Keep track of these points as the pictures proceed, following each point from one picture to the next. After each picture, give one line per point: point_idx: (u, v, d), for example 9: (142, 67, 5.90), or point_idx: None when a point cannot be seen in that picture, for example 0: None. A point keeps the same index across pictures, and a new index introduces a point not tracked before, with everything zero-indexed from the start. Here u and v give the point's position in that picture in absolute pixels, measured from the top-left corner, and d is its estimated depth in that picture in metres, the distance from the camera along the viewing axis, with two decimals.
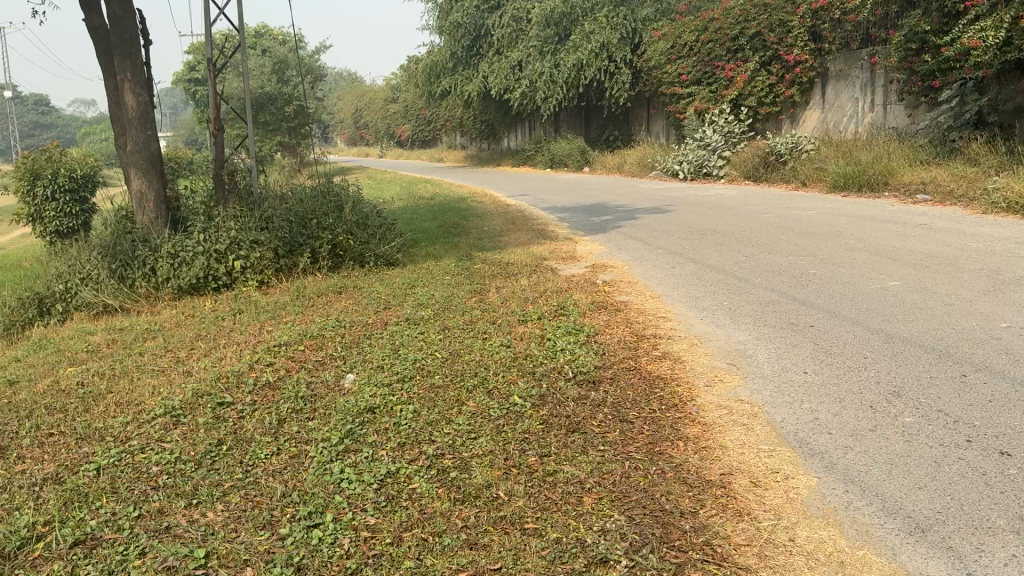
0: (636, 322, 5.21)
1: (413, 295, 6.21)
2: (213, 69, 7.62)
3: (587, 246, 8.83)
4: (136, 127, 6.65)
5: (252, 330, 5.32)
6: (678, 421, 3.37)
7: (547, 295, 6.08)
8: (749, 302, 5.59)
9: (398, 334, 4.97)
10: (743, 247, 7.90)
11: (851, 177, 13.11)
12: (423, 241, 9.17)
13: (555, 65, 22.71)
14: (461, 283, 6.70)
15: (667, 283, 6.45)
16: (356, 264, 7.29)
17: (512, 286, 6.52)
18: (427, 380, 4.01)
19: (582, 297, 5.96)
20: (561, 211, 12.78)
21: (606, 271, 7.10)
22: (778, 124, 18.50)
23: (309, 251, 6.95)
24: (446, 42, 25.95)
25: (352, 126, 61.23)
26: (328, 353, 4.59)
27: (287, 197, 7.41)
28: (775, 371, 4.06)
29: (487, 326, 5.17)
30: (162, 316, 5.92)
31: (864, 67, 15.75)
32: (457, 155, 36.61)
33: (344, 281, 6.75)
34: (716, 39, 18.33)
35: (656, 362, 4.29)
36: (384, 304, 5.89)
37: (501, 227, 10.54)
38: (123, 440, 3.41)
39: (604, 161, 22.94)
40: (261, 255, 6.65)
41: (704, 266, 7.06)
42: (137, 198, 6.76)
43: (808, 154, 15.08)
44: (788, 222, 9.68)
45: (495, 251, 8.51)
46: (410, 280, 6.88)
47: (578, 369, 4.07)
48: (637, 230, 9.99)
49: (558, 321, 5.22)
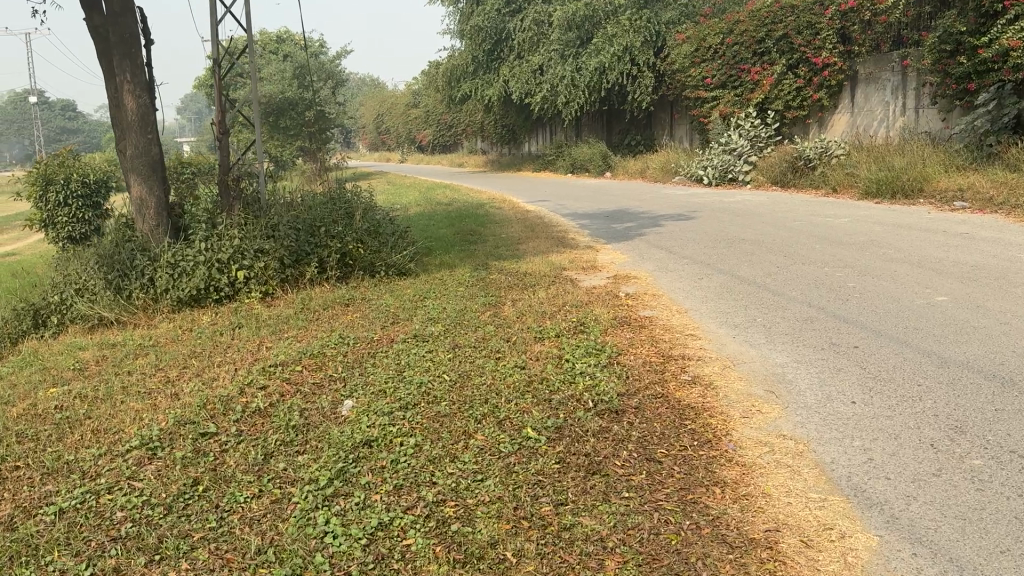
0: (663, 340, 4.81)
1: (423, 309, 5.84)
2: (220, 70, 7.31)
3: (609, 255, 8.42)
4: (136, 130, 6.36)
5: (251, 346, 4.98)
6: (713, 462, 2.97)
7: (566, 309, 5.68)
8: (785, 319, 5.17)
9: (404, 353, 4.59)
10: (775, 257, 7.46)
11: (885, 183, 12.58)
12: (437, 250, 8.81)
13: (577, 69, 22.34)
14: (474, 296, 6.34)
15: (695, 297, 6.03)
16: (366, 274, 6.96)
17: (528, 298, 6.13)
18: (432, 407, 3.64)
19: (604, 311, 5.55)
20: (582, 218, 12.38)
21: (629, 283, 6.69)
22: (805, 128, 17.97)
23: (316, 260, 6.62)
24: (467, 46, 25.63)
25: (373, 131, 61.13)
26: (327, 374, 4.22)
27: (295, 203, 7.08)
28: (819, 401, 3.66)
29: (500, 343, 4.78)
30: (159, 330, 5.60)
31: (896, 70, 15.22)
32: (478, 160, 36.28)
33: (352, 292, 6.41)
34: (741, 42, 17.87)
35: (685, 387, 3.90)
36: (391, 318, 5.53)
37: (519, 235, 10.15)
38: (91, 478, 3.05)
39: (626, 166, 22.48)
40: (266, 265, 6.33)
41: (734, 278, 6.64)
42: (138, 205, 6.45)
43: (839, 159, 14.57)
44: (820, 230, 9.21)
45: (513, 260, 8.13)
46: (422, 292, 6.53)
47: (599, 395, 3.67)
48: (662, 238, 9.56)
49: (577, 339, 4.82)
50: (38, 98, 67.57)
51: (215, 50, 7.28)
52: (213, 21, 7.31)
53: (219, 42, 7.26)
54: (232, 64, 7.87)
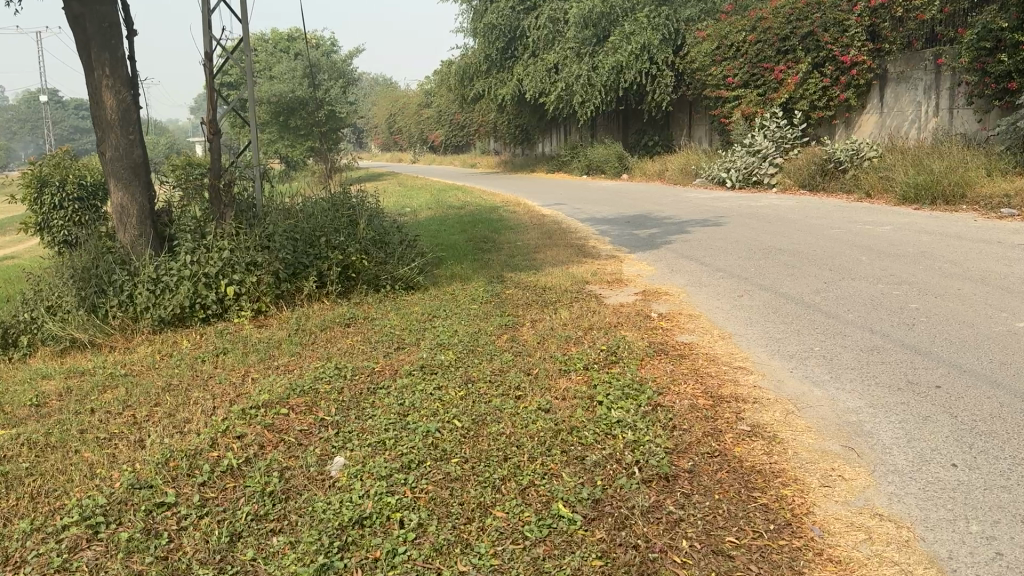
0: (712, 374, 4.16)
1: (431, 331, 5.22)
2: (212, 64, 6.70)
3: (635, 267, 7.76)
4: (118, 129, 5.76)
5: (235, 377, 4.36)
6: (800, 559, 2.34)
7: (593, 333, 5.02)
8: (846, 350, 4.53)
9: (408, 389, 3.95)
10: (820, 271, 6.80)
11: (923, 188, 11.86)
12: (449, 260, 8.18)
13: (593, 67, 21.67)
14: (488, 314, 5.73)
15: (738, 318, 5.38)
16: (370, 289, 6.37)
17: (549, 319, 5.49)
18: (442, 465, 3.01)
19: (635, 336, 4.90)
20: (602, 223, 11.73)
21: (660, 300, 6.04)
22: (831, 129, 17.25)
23: (315, 274, 6.03)
24: (480, 44, 24.99)
25: (385, 130, 60.51)
26: (316, 417, 3.59)
27: (294, 210, 6.47)
28: (912, 465, 3.01)
29: (519, 377, 4.13)
30: (135, 354, 5.01)
31: (929, 68, 14.49)
32: (491, 161, 35.66)
33: (354, 310, 5.80)
34: (765, 40, 17.17)
35: (746, 440, 3.26)
36: (394, 342, 4.92)
37: (536, 242, 9.51)
38: (13, 569, 2.48)
39: (644, 168, 21.80)
40: (259, 280, 5.74)
41: (779, 295, 5.99)
42: (119, 212, 5.86)
43: (871, 162, 13.84)
44: (861, 240, 8.52)
45: (530, 271, 7.49)
46: (432, 309, 5.92)
47: (644, 453, 3.03)
48: (690, 246, 8.88)
49: (609, 373, 4.16)
50: (50, 95, 67.47)
51: (205, 42, 6.65)
52: (204, 11, 6.69)
53: (211, 34, 6.63)
54: (226, 60, 7.25)
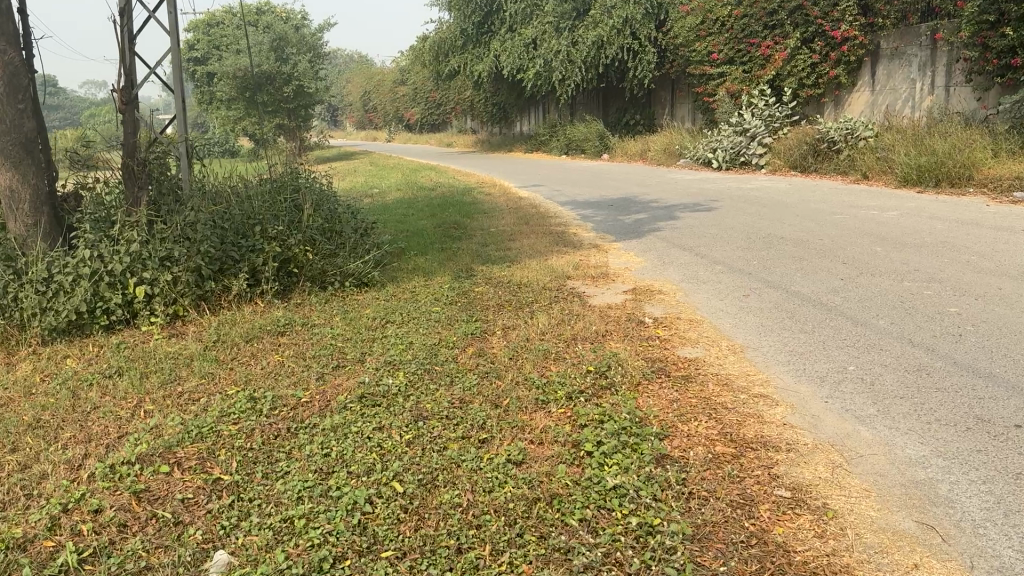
0: (727, 404, 3.31)
1: (379, 343, 4.29)
2: (129, 23, 5.69)
3: (622, 259, 6.89)
4: (2, 96, 4.71)
5: (124, 412, 3.44)
6: None
7: (578, 346, 4.14)
8: (887, 371, 3.69)
9: (339, 430, 3.03)
10: (834, 265, 5.97)
11: (925, 169, 11.04)
12: (412, 251, 7.23)
13: (573, 42, 20.69)
14: (452, 319, 4.82)
15: (748, 325, 4.53)
16: (315, 287, 5.47)
17: (524, 327, 4.58)
18: (368, 565, 2.15)
19: (627, 350, 4.03)
20: (583, 207, 10.85)
21: (654, 301, 5.17)
22: (820, 108, 16.41)
23: (247, 271, 5.10)
24: (454, 18, 23.85)
25: (359, 108, 58.90)
26: (208, 477, 2.71)
27: (224, 193, 5.54)
28: (1022, 559, 2.18)
29: (484, 413, 3.22)
30: (11, 372, 4.06)
31: (924, 44, 13.71)
32: (468, 141, 34.59)
33: (292, 314, 4.88)
34: (751, 14, 16.19)
35: (787, 516, 2.41)
36: (332, 359, 4.00)
37: (511, 229, 8.59)
38: None
39: (626, 148, 20.89)
40: (177, 278, 4.82)
41: (794, 295, 5.14)
42: (7, 196, 4.85)
43: (867, 142, 12.99)
44: (870, 227, 7.69)
45: (503, 264, 6.59)
46: (386, 311, 5.01)
47: (653, 547, 2.17)
48: (681, 235, 7.99)
49: (599, 405, 3.26)
50: None
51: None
52: None
53: None
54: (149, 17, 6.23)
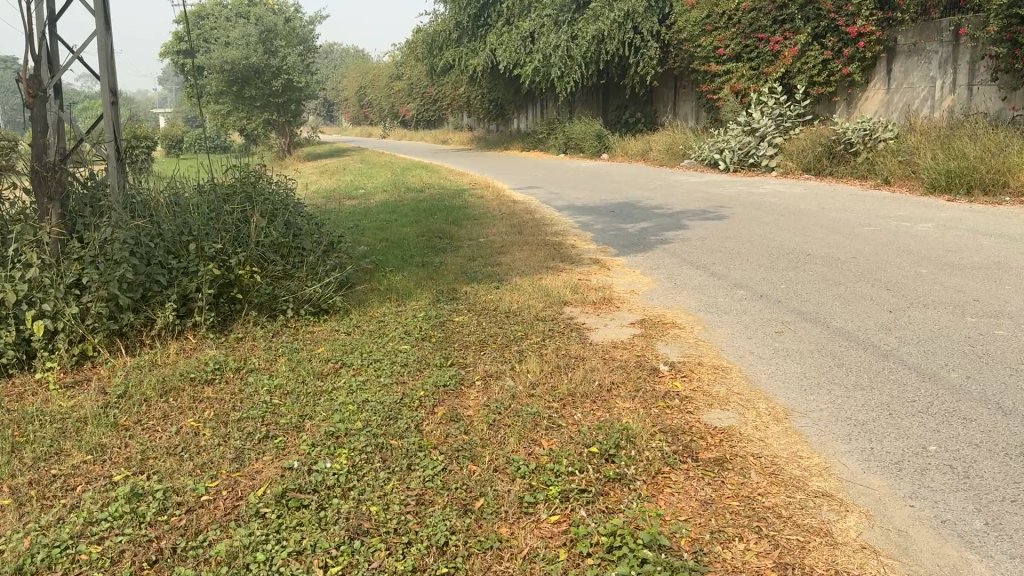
0: (779, 510, 2.45)
1: (327, 398, 3.41)
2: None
3: (626, 278, 6.03)
4: None
5: None
6: None
7: (578, 409, 3.26)
8: (984, 456, 2.81)
9: (242, 561, 2.16)
10: (878, 293, 5.09)
11: (954, 175, 10.15)
12: (387, 266, 6.34)
13: (572, 37, 19.78)
14: (423, 362, 3.94)
15: (788, 377, 3.66)
16: (263, 316, 4.60)
17: (510, 377, 3.70)
18: None
19: (641, 416, 3.14)
20: (582, 213, 9.95)
21: (667, 339, 4.30)
22: (830, 108, 15.55)
23: (176, 300, 4.22)
24: (449, 10, 22.96)
25: (354, 103, 57.84)
26: None
27: (158, 207, 4.64)
28: None
29: (449, 525, 2.33)
30: None
31: (945, 40, 12.83)
32: (464, 138, 33.66)
33: (225, 355, 4.00)
34: (759, 7, 15.28)
35: None
36: (262, 426, 3.12)
37: (503, 239, 7.70)
38: None
39: (626, 146, 20.00)
40: (86, 311, 3.94)
41: (838, 334, 4.28)
42: None
43: (887, 145, 12.11)
44: (907, 243, 6.80)
45: (491, 284, 5.71)
46: (344, 349, 4.12)
47: None
48: (693, 249, 7.10)
49: (606, 514, 2.39)
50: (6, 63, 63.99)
51: None
52: None
53: None
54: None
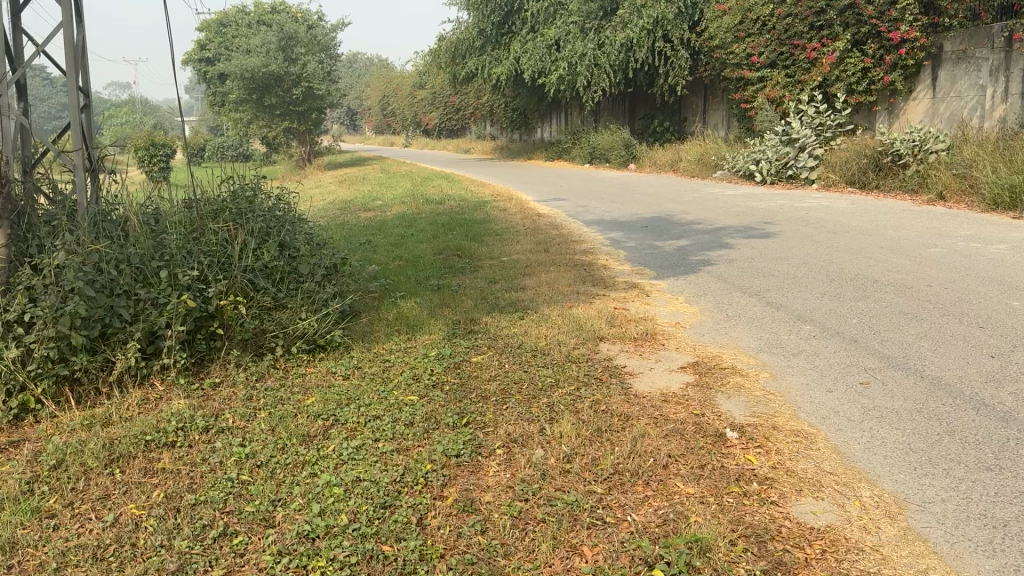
0: None
1: (307, 475, 2.70)
2: None
3: (669, 307, 5.29)
4: None
5: None
6: None
7: (629, 497, 2.52)
8: None
9: None
10: (972, 333, 4.30)
11: (1018, 189, 9.31)
12: (397, 291, 5.67)
13: (599, 45, 19.03)
14: (431, 419, 3.21)
15: (890, 449, 2.90)
16: (245, 355, 3.92)
17: (540, 442, 2.97)
18: None
19: (710, 511, 2.40)
20: (613, 228, 9.21)
21: (725, 391, 3.57)
22: (870, 117, 14.73)
23: (140, 339, 3.55)
24: (472, 18, 22.31)
25: (377, 112, 57.54)
26: None
27: (126, 226, 3.96)
28: None
29: None
30: None
31: (997, 45, 12.00)
32: (486, 147, 33.13)
33: (193, 408, 3.31)
34: (796, 13, 14.33)
35: None
36: (221, 518, 2.42)
37: (527, 258, 6.97)
38: None
39: (655, 157, 19.25)
40: (25, 353, 3.28)
41: (938, 388, 3.50)
42: None
43: (939, 156, 11.27)
44: (984, 269, 5.99)
45: (512, 314, 4.99)
46: (337, 400, 3.41)
47: None
48: (739, 272, 6.33)
49: None
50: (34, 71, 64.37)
51: None
52: None
53: None
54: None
